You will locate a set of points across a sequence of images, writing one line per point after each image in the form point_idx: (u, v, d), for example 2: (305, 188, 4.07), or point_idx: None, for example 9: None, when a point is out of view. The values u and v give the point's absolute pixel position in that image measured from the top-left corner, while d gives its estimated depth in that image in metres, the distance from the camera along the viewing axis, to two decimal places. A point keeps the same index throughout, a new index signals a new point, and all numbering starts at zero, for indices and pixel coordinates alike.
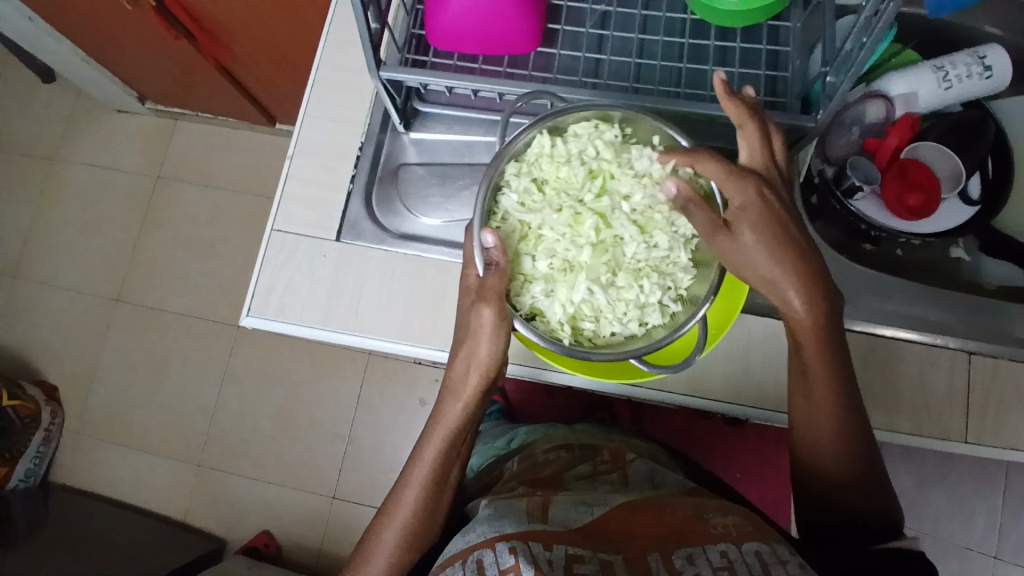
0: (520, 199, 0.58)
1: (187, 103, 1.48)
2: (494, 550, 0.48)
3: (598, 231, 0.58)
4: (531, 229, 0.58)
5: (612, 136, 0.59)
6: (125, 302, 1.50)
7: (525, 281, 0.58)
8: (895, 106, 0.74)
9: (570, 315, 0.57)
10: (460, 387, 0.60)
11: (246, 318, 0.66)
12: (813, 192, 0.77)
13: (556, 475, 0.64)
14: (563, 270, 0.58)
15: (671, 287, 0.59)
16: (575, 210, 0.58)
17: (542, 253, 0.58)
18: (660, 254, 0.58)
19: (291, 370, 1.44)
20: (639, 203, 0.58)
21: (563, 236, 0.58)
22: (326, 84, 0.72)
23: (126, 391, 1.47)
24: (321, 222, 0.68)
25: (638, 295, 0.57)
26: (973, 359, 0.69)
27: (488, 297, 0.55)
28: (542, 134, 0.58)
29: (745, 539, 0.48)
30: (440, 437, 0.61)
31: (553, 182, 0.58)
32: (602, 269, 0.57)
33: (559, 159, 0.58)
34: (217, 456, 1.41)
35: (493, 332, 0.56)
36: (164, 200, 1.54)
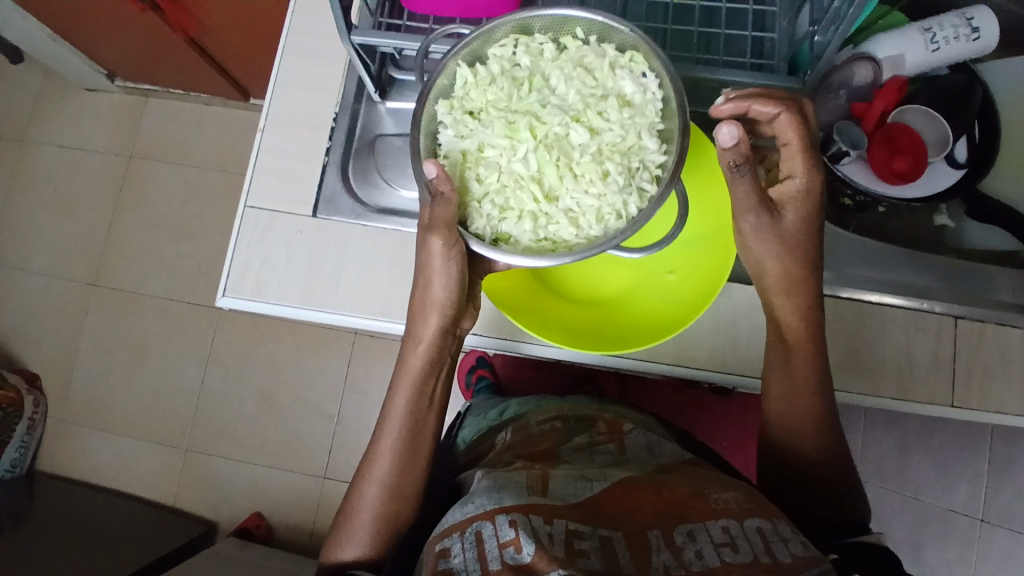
0: (456, 130, 0.57)
1: (156, 79, 1.43)
2: (494, 522, 0.47)
3: (534, 130, 0.57)
4: (473, 153, 0.57)
5: (531, 44, 0.57)
6: (102, 286, 1.47)
7: (476, 206, 0.57)
8: (882, 68, 0.72)
9: (537, 225, 0.56)
10: (420, 332, 0.59)
11: (221, 299, 0.64)
12: None
13: (554, 447, 0.64)
14: (513, 180, 0.57)
15: (640, 166, 0.57)
16: (510, 120, 0.57)
17: (488, 170, 0.57)
18: (615, 133, 0.57)
19: (275, 352, 1.42)
20: (571, 96, 0.58)
21: (504, 149, 0.57)
22: (297, 51, 0.69)
23: (107, 376, 1.44)
24: (297, 198, 0.66)
25: (602, 184, 0.56)
26: (960, 324, 0.69)
27: (435, 227, 0.53)
28: (461, 66, 0.56)
29: (746, 514, 0.48)
30: (407, 386, 0.60)
31: (485, 106, 0.57)
32: (551, 169, 0.57)
33: (483, 81, 0.57)
34: (204, 439, 1.40)
35: (444, 261, 0.54)
36: (139, 180, 1.50)
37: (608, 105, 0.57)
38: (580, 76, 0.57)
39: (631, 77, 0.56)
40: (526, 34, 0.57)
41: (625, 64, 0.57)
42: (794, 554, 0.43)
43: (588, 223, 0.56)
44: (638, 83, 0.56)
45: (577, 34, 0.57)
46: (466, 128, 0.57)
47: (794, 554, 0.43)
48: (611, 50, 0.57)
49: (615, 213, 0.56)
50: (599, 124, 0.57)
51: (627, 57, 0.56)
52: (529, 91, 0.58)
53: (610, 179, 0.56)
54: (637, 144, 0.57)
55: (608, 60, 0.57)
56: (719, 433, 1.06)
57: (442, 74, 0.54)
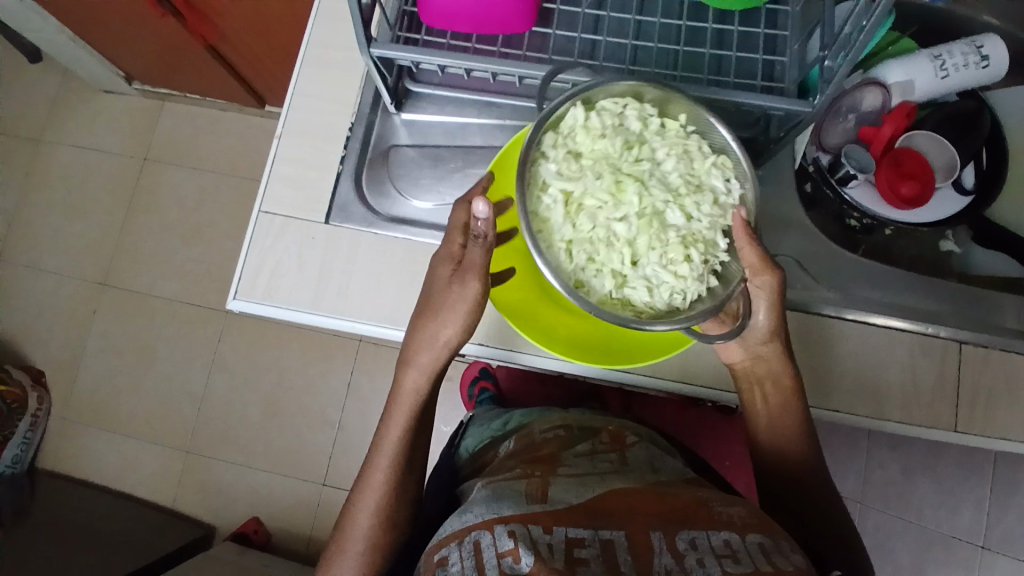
0: (559, 169, 0.56)
1: (174, 83, 1.45)
2: (492, 532, 0.47)
3: (640, 198, 0.55)
4: (573, 200, 0.56)
5: (643, 114, 0.57)
6: (111, 286, 1.48)
7: (563, 250, 0.55)
8: (892, 94, 0.73)
9: (619, 287, 0.55)
10: (419, 365, 0.60)
11: (232, 302, 0.65)
12: (806, 181, 0.75)
13: (555, 453, 0.64)
14: (605, 240, 0.55)
15: (714, 260, 0.56)
16: (617, 178, 0.55)
17: (584, 220, 0.55)
18: (704, 223, 0.56)
19: (279, 356, 1.43)
20: (676, 176, 0.56)
21: (604, 204, 0.55)
22: (316, 60, 0.70)
23: (113, 376, 1.45)
24: (310, 204, 0.67)
25: (684, 267, 0.55)
26: (965, 349, 0.69)
27: (472, 270, 0.55)
28: (576, 106, 0.55)
29: (748, 529, 0.48)
30: (401, 417, 0.61)
31: (592, 155, 0.56)
32: (644, 239, 0.55)
33: (595, 133, 0.56)
34: (205, 442, 1.40)
35: (471, 309, 0.57)
36: (152, 183, 1.52)
37: (703, 197, 0.56)
38: (684, 158, 0.56)
39: (722, 177, 0.57)
40: (639, 100, 0.58)
41: (717, 163, 0.57)
42: (795, 565, 0.44)
43: (661, 296, 0.55)
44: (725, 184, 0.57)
45: (680, 119, 0.58)
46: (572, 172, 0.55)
47: (795, 565, 0.44)
48: (709, 146, 0.57)
49: (688, 297, 0.55)
50: (693, 211, 0.56)
51: (719, 156, 0.57)
52: (639, 156, 0.56)
53: (692, 265, 0.55)
54: (716, 239, 0.57)
55: (704, 156, 0.57)
56: (721, 452, 1.07)
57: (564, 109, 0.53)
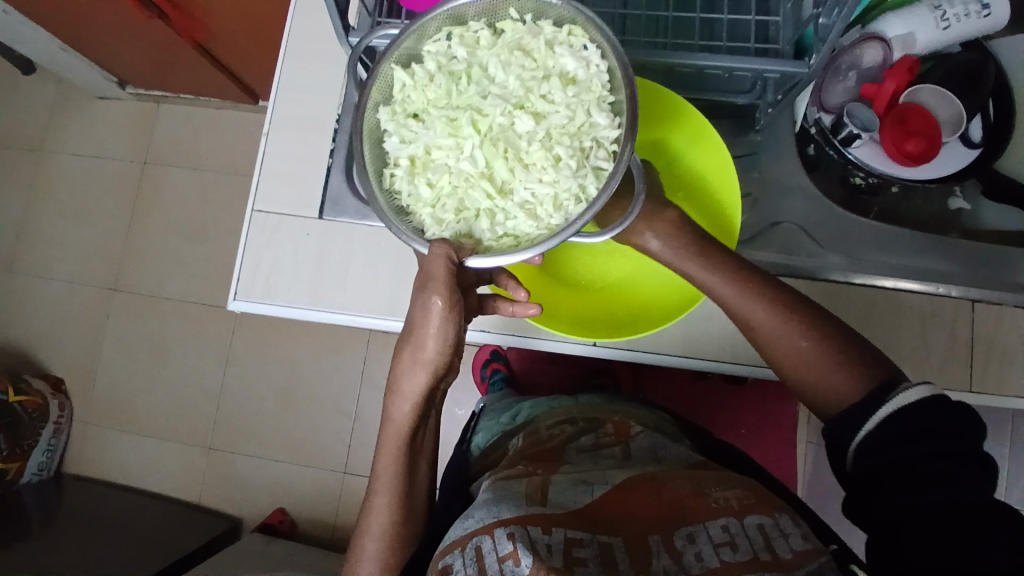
0: (400, 136, 0.58)
1: (167, 84, 1.45)
2: (492, 537, 0.50)
3: (477, 124, 0.57)
4: (420, 158, 0.58)
5: (468, 33, 0.57)
6: (122, 291, 1.50)
7: (430, 212, 0.57)
8: (892, 48, 0.70)
9: (495, 223, 0.57)
10: (402, 388, 0.57)
11: (233, 302, 0.65)
12: (809, 143, 0.74)
13: (559, 448, 0.66)
14: (467, 180, 0.57)
15: (594, 146, 0.56)
16: (451, 118, 0.57)
17: (437, 174, 0.57)
18: (562, 114, 0.57)
19: (291, 350, 1.44)
20: (513, 82, 0.57)
21: (451, 149, 0.57)
22: (298, 53, 0.69)
23: (131, 379, 1.47)
24: (303, 200, 0.66)
25: (554, 171, 0.56)
26: (976, 306, 0.68)
27: (433, 286, 0.52)
28: (394, 68, 0.56)
29: (746, 511, 0.51)
30: (394, 445, 0.60)
31: (426, 106, 0.58)
32: (500, 164, 0.57)
33: (422, 83, 0.57)
34: (226, 437, 1.42)
35: (443, 320, 0.54)
36: (154, 185, 1.52)
37: (552, 86, 0.57)
38: (520, 59, 0.57)
39: (572, 51, 0.56)
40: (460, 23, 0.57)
41: (562, 40, 0.56)
42: (793, 548, 0.47)
43: (545, 213, 0.56)
44: (580, 58, 0.56)
45: (513, 15, 0.57)
46: (407, 132, 0.57)
47: (793, 548, 0.47)
48: (547, 27, 0.56)
49: (573, 197, 0.55)
50: (545, 108, 0.57)
51: (565, 31, 0.56)
52: (468, 83, 0.58)
53: (563, 165, 0.56)
54: (587, 121, 0.56)
55: (545, 40, 0.56)
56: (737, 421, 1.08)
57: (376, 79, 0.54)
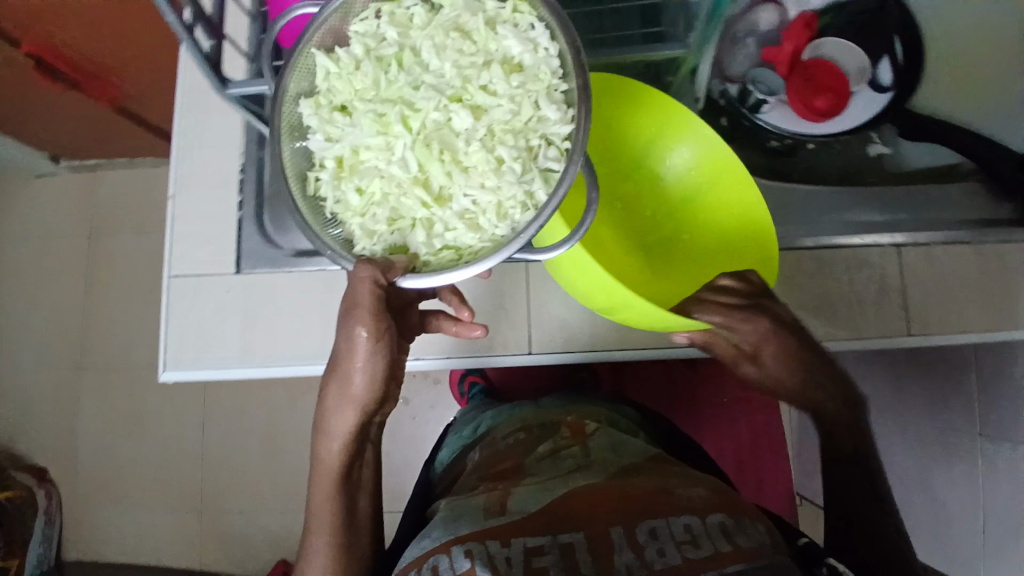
0: (326, 133, 0.55)
1: (101, 152, 1.43)
2: (449, 555, 0.48)
3: (408, 121, 0.55)
4: (348, 160, 0.55)
5: (400, 13, 0.55)
6: (89, 366, 1.47)
7: (360, 221, 0.55)
8: (788, 8, 0.74)
9: (432, 233, 0.54)
10: (331, 428, 0.56)
11: (164, 373, 0.64)
12: (721, 115, 0.73)
13: (517, 461, 0.63)
14: (397, 187, 0.54)
15: (541, 142, 0.54)
16: (380, 113, 0.54)
17: (366, 177, 0.54)
18: (505, 107, 0.54)
19: (267, 398, 1.42)
20: (448, 71, 0.55)
21: (381, 149, 0.55)
22: (192, 110, 0.67)
23: (112, 453, 1.45)
24: (218, 258, 0.65)
25: (495, 175, 0.53)
26: (903, 253, 0.67)
27: (359, 316, 0.51)
28: (318, 54, 0.53)
29: (709, 511, 0.52)
30: (328, 485, 0.58)
31: (354, 99, 0.55)
32: (436, 165, 0.54)
33: (348, 71, 0.54)
34: (216, 496, 1.40)
35: (370, 352, 0.53)
36: (103, 255, 1.50)
37: (492, 73, 0.54)
38: (456, 43, 0.55)
39: (512, 35, 0.53)
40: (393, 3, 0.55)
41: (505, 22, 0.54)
42: (753, 545, 0.49)
43: (489, 223, 0.53)
44: (524, 41, 0.53)
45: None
46: (333, 129, 0.54)
47: (753, 545, 0.49)
48: (488, 7, 0.55)
49: (519, 204, 0.53)
50: (485, 100, 0.55)
51: (509, 8, 0.54)
52: (399, 71, 0.55)
53: (506, 167, 0.53)
54: (535, 116, 0.54)
55: (484, 21, 0.54)
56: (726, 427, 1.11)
57: (296, 67, 0.52)
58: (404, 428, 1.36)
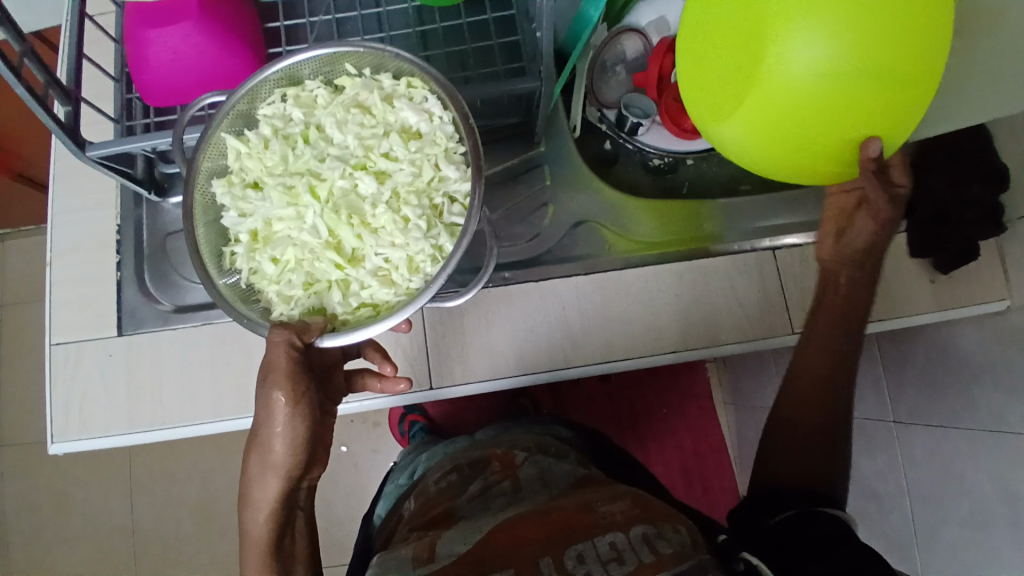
0: (238, 208, 0.55)
1: (8, 221, 1.39)
2: None
3: (314, 190, 0.54)
4: (261, 231, 0.55)
5: (300, 94, 0.57)
6: (6, 444, 1.40)
7: (277, 289, 0.54)
8: (650, 35, 0.76)
9: (349, 294, 0.53)
10: (258, 498, 0.55)
11: (51, 446, 0.61)
12: (605, 140, 0.77)
13: (449, 505, 0.61)
14: (309, 252, 0.54)
15: (443, 200, 0.55)
16: (286, 185, 0.54)
17: (277, 247, 0.54)
18: (406, 170, 0.54)
19: (200, 458, 1.37)
20: (351, 141, 0.56)
21: (291, 219, 0.54)
22: (64, 176, 0.67)
23: (38, 535, 1.36)
24: (99, 321, 0.63)
25: (404, 233, 0.53)
26: (779, 256, 0.69)
27: (274, 380, 0.50)
28: (224, 136, 0.55)
29: (633, 523, 0.49)
30: (257, 560, 0.55)
31: (264, 174, 0.55)
32: (345, 229, 0.53)
33: (256, 149, 0.55)
34: (152, 568, 1.33)
35: (288, 415, 0.52)
36: (18, 328, 1.43)
37: (391, 141, 0.55)
38: (357, 116, 0.56)
39: (410, 105, 0.55)
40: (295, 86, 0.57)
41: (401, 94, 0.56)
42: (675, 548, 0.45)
43: (401, 277, 0.53)
44: (419, 110, 0.55)
45: (350, 68, 0.57)
46: (244, 204, 0.54)
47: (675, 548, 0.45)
48: (387, 80, 0.56)
49: (429, 257, 0.53)
50: (388, 165, 0.55)
51: (403, 84, 0.56)
52: (304, 146, 0.56)
53: (412, 225, 0.53)
54: (435, 176, 0.55)
55: (383, 94, 0.56)
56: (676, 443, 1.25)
57: (200, 145, 0.52)
58: (345, 475, 1.32)
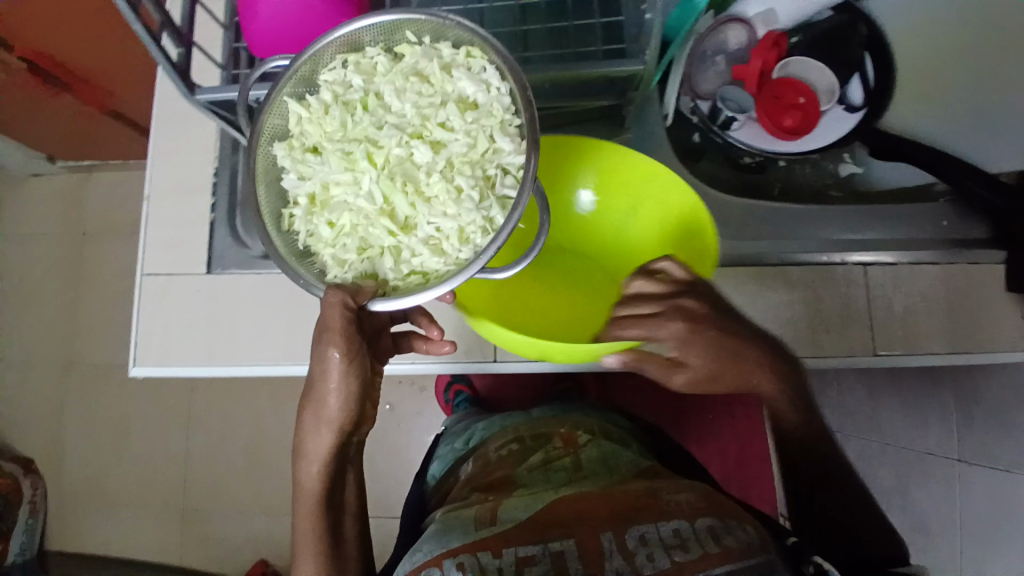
0: (297, 172, 0.54)
1: (96, 154, 1.45)
2: (441, 568, 0.46)
3: (372, 156, 0.53)
4: (319, 195, 0.54)
5: (361, 60, 0.55)
6: (78, 365, 1.48)
7: (333, 252, 0.53)
8: (755, 26, 0.75)
9: (401, 261, 0.52)
10: (311, 451, 0.56)
11: (133, 369, 0.65)
12: (694, 132, 0.75)
13: (510, 472, 0.63)
14: (364, 217, 0.53)
15: (497, 174, 0.52)
16: (346, 151, 0.53)
17: (335, 211, 0.53)
18: (461, 143, 0.53)
19: (253, 401, 1.42)
20: (409, 110, 0.54)
21: (349, 184, 0.53)
22: (169, 115, 0.69)
23: (99, 452, 1.45)
24: (191, 258, 0.66)
25: (456, 204, 0.51)
26: (869, 274, 0.67)
27: (331, 340, 0.51)
28: (286, 100, 0.53)
29: (698, 514, 0.49)
30: (317, 499, 0.58)
31: (322, 139, 0.54)
32: (400, 197, 0.52)
33: (317, 114, 0.54)
34: (200, 498, 1.41)
35: (343, 374, 0.53)
36: (96, 257, 1.51)
37: (448, 112, 0.53)
38: (417, 87, 0.54)
39: (468, 76, 0.53)
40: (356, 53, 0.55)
41: (460, 66, 0.53)
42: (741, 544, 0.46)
43: (451, 247, 0.51)
44: (477, 81, 0.53)
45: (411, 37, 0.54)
46: (304, 168, 0.53)
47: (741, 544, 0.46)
48: (446, 51, 0.54)
49: (480, 229, 0.51)
50: (444, 135, 0.53)
51: (464, 54, 0.54)
52: (364, 113, 0.54)
53: (464, 196, 0.51)
54: (490, 148, 0.52)
55: (442, 65, 0.54)
56: None
57: (263, 109, 0.51)
58: (388, 435, 1.36)
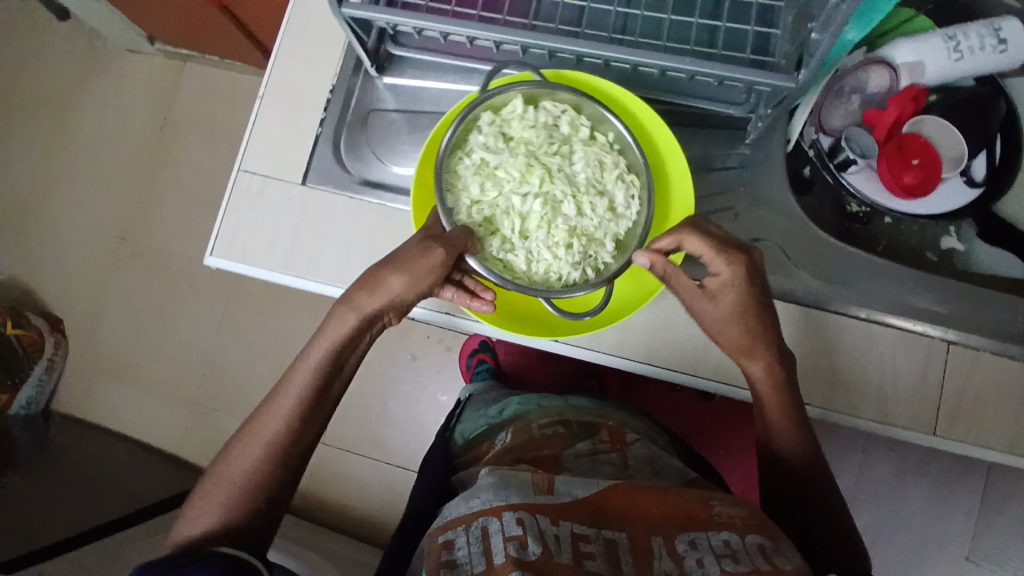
0: (486, 141, 0.63)
1: (196, 46, 1.47)
2: (500, 518, 0.47)
3: (542, 183, 0.63)
4: (488, 166, 0.63)
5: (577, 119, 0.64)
6: (130, 241, 1.52)
7: (469, 204, 0.63)
8: (899, 75, 0.71)
9: (503, 245, 0.63)
10: (353, 306, 0.58)
11: (209, 258, 0.66)
12: (806, 164, 0.74)
13: (556, 453, 0.63)
14: (502, 211, 0.63)
15: (593, 258, 0.64)
16: (529, 162, 0.63)
17: (488, 186, 0.63)
18: (592, 221, 0.64)
19: (286, 319, 1.45)
20: (581, 172, 0.64)
21: (513, 179, 0.63)
22: (298, 22, 0.69)
23: (131, 328, 1.49)
24: (289, 166, 0.67)
25: (562, 250, 0.63)
26: (951, 349, 0.66)
27: (447, 244, 0.56)
28: (518, 99, 0.63)
29: (748, 530, 0.49)
30: (322, 351, 0.59)
31: (517, 138, 0.64)
32: (537, 216, 0.63)
33: (527, 123, 0.63)
34: (215, 395, 1.45)
35: (431, 268, 0.56)
36: (171, 144, 1.54)
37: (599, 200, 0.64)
38: (597, 163, 0.64)
39: (624, 190, 0.64)
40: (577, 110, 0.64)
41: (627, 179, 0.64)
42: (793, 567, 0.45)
43: (537, 267, 0.63)
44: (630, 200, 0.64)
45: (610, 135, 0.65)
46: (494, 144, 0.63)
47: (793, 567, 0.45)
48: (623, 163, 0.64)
49: (558, 275, 0.63)
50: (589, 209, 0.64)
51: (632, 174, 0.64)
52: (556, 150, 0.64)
53: (570, 250, 0.63)
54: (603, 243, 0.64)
55: (617, 167, 0.64)
56: None
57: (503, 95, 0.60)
58: (408, 384, 1.37)
